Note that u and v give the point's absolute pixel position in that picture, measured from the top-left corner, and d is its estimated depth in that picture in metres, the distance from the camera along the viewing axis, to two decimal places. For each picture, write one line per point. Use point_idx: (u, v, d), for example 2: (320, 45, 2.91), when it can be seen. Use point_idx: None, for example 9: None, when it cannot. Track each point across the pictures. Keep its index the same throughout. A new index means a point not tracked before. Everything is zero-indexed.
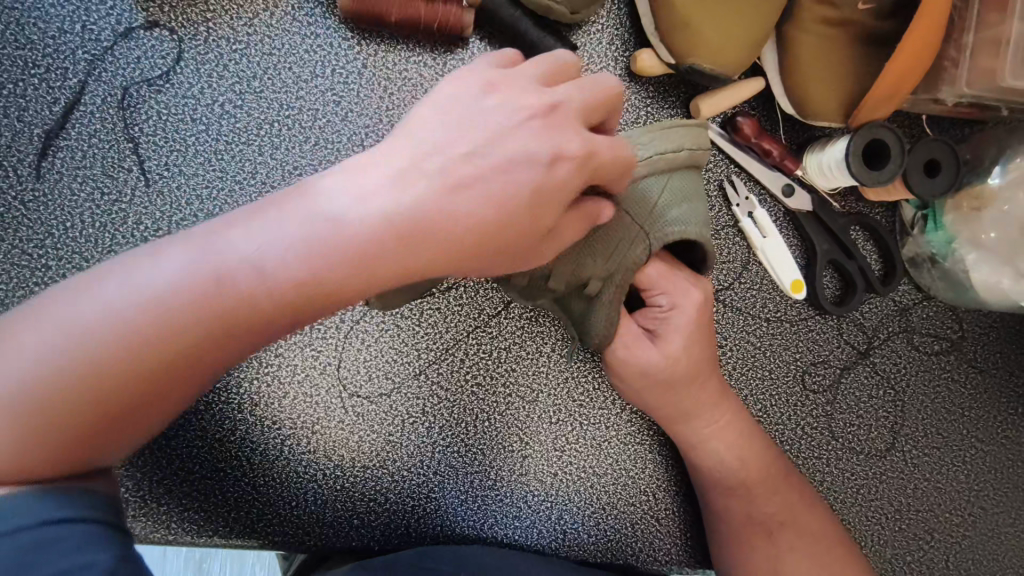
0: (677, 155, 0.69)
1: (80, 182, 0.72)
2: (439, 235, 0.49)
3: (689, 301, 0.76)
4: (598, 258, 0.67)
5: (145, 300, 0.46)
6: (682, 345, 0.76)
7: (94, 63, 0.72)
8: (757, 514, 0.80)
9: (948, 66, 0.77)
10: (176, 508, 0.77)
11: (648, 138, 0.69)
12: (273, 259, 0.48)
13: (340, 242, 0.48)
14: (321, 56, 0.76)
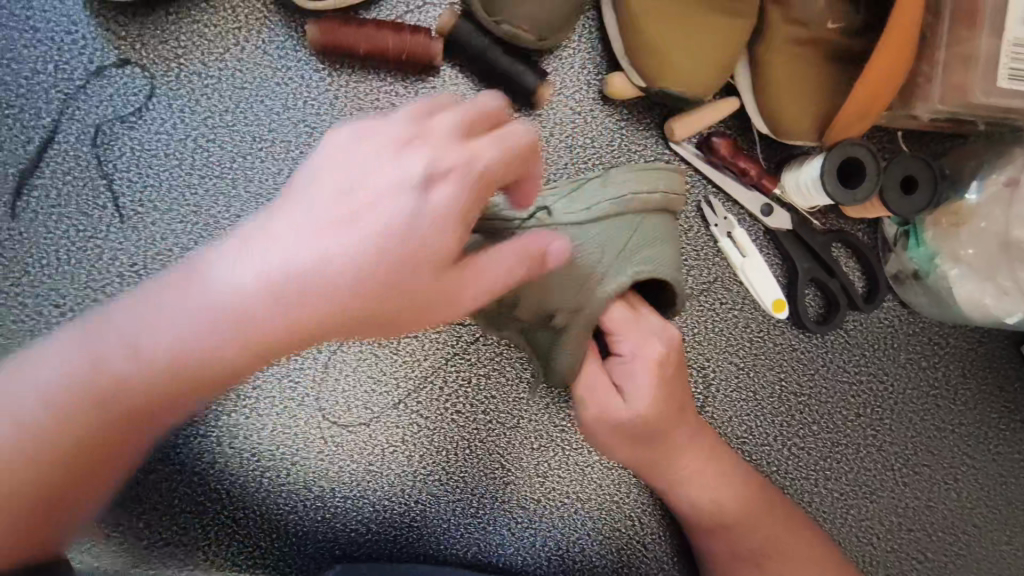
0: (650, 197, 0.71)
1: (56, 220, 0.73)
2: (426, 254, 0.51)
3: (654, 349, 0.74)
4: (565, 296, 0.69)
5: (158, 348, 0.51)
6: (650, 390, 0.74)
7: (68, 102, 0.73)
8: (740, 549, 0.79)
9: (922, 82, 0.77)
10: (156, 542, 0.77)
11: (625, 177, 0.71)
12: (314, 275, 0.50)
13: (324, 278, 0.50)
14: (293, 88, 0.76)
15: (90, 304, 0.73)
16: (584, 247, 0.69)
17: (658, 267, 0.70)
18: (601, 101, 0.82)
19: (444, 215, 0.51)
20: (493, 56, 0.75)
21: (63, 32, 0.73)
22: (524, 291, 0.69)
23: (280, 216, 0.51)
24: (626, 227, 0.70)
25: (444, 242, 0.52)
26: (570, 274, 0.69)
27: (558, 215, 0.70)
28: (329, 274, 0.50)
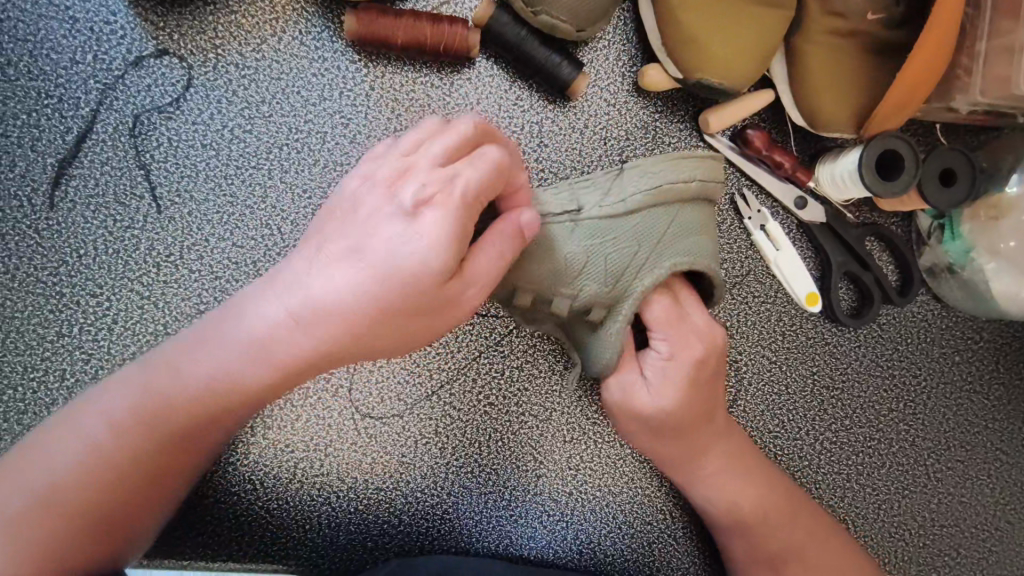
0: (687, 185, 0.70)
1: (93, 210, 0.73)
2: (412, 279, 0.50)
3: (694, 348, 0.74)
4: (602, 288, 0.69)
5: (198, 378, 0.55)
6: (687, 390, 0.74)
7: (106, 92, 0.73)
8: (772, 546, 0.78)
9: (960, 74, 0.76)
10: (189, 533, 0.77)
11: (660, 167, 0.70)
12: (317, 301, 0.51)
13: (332, 311, 0.50)
14: (329, 79, 0.76)
15: (127, 294, 0.74)
16: (620, 241, 0.68)
17: (696, 256, 0.70)
18: (635, 93, 0.82)
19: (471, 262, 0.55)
20: (530, 47, 0.75)
21: (102, 23, 0.73)
22: (563, 284, 0.68)
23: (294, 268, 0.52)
24: (661, 219, 0.69)
25: (409, 265, 0.50)
26: (608, 264, 0.68)
27: (591, 209, 0.69)
28: (328, 312, 0.50)
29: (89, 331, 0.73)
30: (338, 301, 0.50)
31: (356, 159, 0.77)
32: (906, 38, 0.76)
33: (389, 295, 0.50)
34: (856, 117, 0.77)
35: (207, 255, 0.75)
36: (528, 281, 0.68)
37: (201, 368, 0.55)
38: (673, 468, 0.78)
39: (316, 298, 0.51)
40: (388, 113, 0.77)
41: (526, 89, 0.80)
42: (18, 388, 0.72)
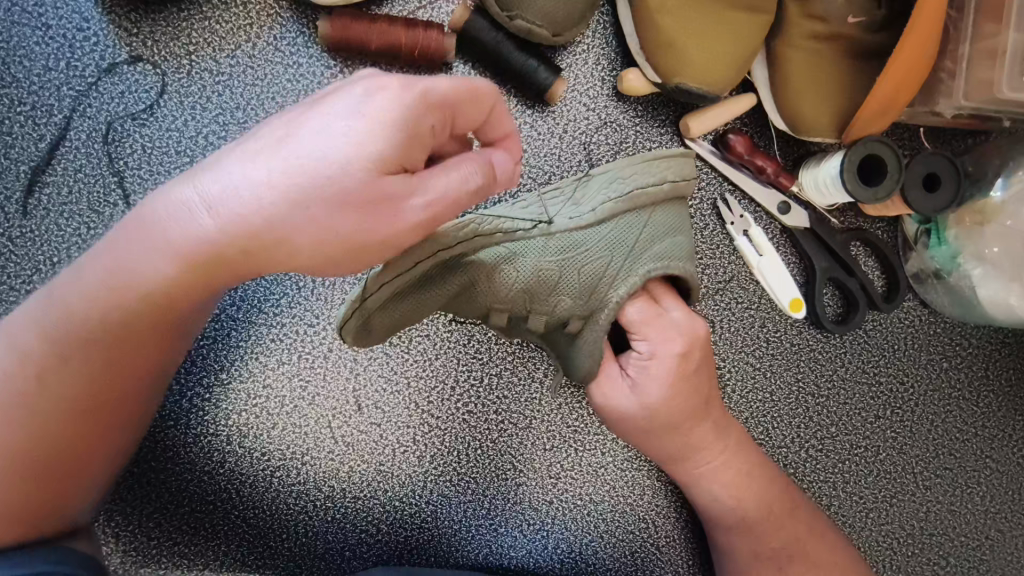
0: (658, 188, 0.69)
1: (66, 218, 0.73)
2: (268, 232, 0.50)
3: (670, 346, 0.72)
4: (578, 297, 0.68)
5: (71, 311, 0.57)
6: (670, 387, 0.72)
7: (80, 99, 0.73)
8: (761, 550, 0.78)
9: (945, 78, 0.75)
10: (165, 542, 0.77)
11: (629, 171, 0.69)
12: (173, 231, 0.53)
13: (184, 241, 0.53)
14: (304, 85, 0.76)
15: None
16: (593, 254, 0.67)
17: (670, 260, 0.69)
18: (615, 97, 0.81)
19: (379, 136, 0.48)
20: (507, 51, 0.74)
21: (74, 29, 0.72)
22: (537, 302, 0.68)
23: (195, 181, 0.53)
24: (634, 226, 0.68)
25: (278, 215, 0.49)
26: (583, 276, 0.67)
27: (562, 222, 0.68)
28: (167, 231, 0.53)
29: None
30: (190, 234, 0.52)
31: None
32: (889, 42, 0.75)
33: (254, 228, 0.50)
34: (838, 121, 0.76)
35: None
36: (498, 301, 0.67)
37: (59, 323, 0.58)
38: (664, 464, 0.77)
39: (184, 224, 0.53)
40: None
41: (504, 94, 0.79)
42: None
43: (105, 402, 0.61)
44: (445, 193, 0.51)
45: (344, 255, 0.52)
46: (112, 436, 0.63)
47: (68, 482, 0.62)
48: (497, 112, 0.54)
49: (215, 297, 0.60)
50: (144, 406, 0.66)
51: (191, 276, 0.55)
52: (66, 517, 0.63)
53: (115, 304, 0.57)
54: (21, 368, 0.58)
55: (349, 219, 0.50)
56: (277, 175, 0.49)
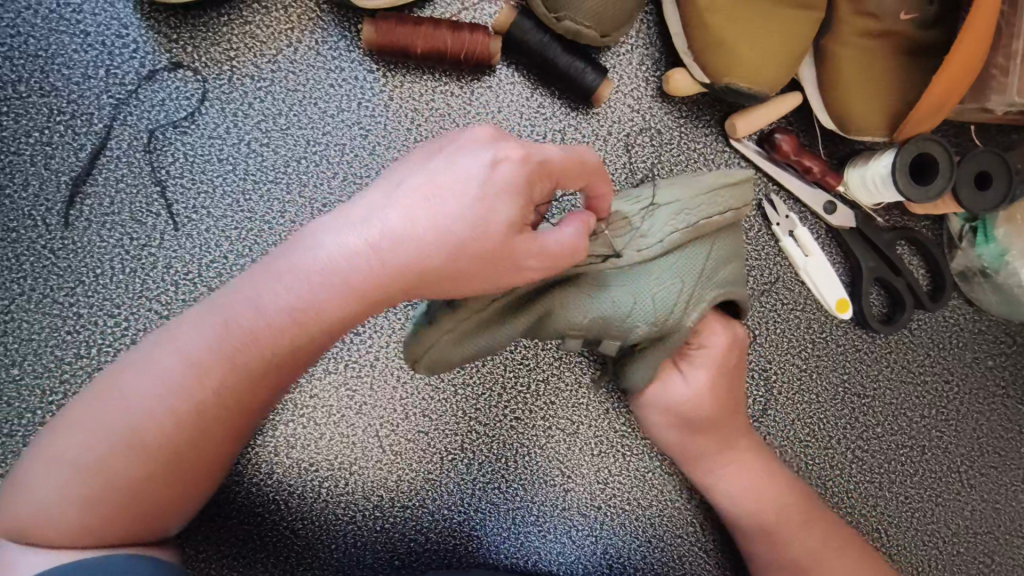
0: (722, 218, 0.68)
1: (109, 229, 0.72)
2: (403, 243, 0.53)
3: (719, 336, 0.73)
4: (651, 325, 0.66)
5: (186, 361, 0.56)
6: (717, 377, 0.73)
7: (120, 107, 0.72)
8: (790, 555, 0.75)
9: (995, 74, 0.74)
10: (214, 555, 0.76)
11: (694, 201, 0.67)
12: (306, 264, 0.55)
13: (320, 268, 0.54)
14: (346, 90, 0.75)
15: (146, 313, 0.72)
16: (658, 271, 0.66)
17: (731, 283, 0.70)
18: (659, 98, 0.80)
19: (504, 192, 0.53)
20: (553, 53, 0.73)
21: (113, 36, 0.71)
22: (611, 330, 0.66)
23: (326, 217, 0.56)
24: (698, 255, 0.67)
25: (415, 227, 0.53)
26: (656, 304, 0.65)
27: (632, 255, 0.64)
28: (301, 262, 0.55)
29: (108, 353, 0.71)
30: (326, 259, 0.54)
31: (376, 171, 0.75)
32: (940, 38, 0.74)
33: (390, 244, 0.53)
34: (890, 118, 0.75)
35: (226, 271, 0.73)
36: (573, 328, 0.65)
37: (173, 367, 0.56)
38: (696, 460, 0.76)
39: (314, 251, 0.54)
40: (408, 123, 0.76)
41: (548, 96, 0.78)
42: (36, 412, 0.70)
43: (202, 448, 0.58)
44: (552, 248, 0.56)
45: (454, 290, 0.56)
46: (209, 471, 0.60)
47: (158, 510, 0.58)
48: (597, 181, 0.60)
49: (327, 343, 0.59)
50: (226, 459, 0.61)
51: (319, 305, 0.55)
52: (144, 536, 0.59)
53: (240, 338, 0.55)
54: (129, 414, 0.55)
55: (474, 229, 0.53)
56: (412, 194, 0.53)
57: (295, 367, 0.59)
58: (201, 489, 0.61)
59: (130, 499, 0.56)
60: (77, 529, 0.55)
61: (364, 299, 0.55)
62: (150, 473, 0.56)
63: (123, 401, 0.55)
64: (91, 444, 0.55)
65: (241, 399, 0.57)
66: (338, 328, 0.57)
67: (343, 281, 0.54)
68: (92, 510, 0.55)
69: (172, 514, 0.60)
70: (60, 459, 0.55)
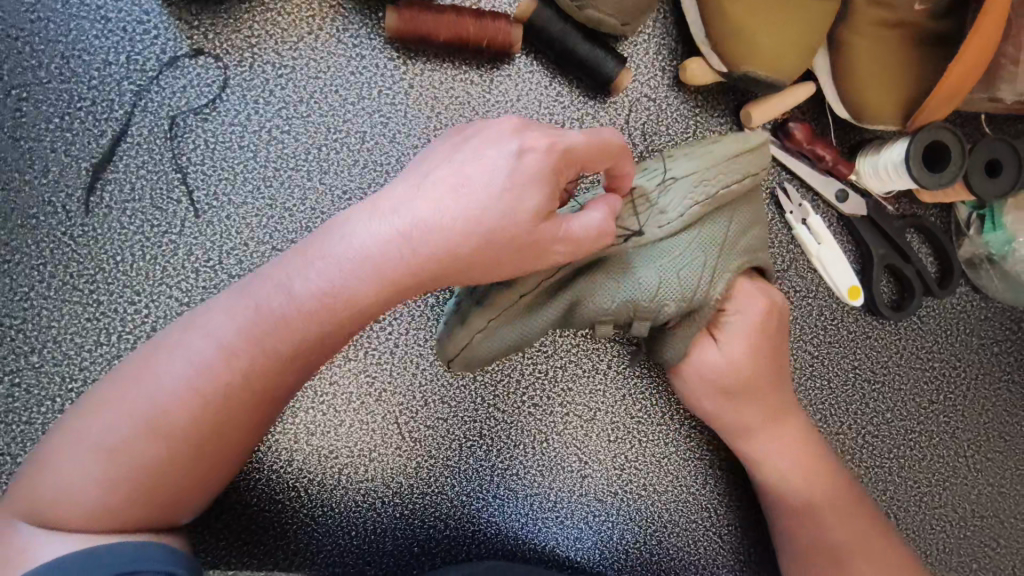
0: (741, 185, 0.70)
1: (130, 215, 0.72)
2: (433, 228, 0.54)
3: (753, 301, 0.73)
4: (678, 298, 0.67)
5: (217, 344, 0.56)
6: (752, 343, 0.73)
7: (141, 93, 0.72)
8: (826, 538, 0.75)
9: (1006, 64, 0.76)
10: (234, 543, 0.76)
11: (712, 170, 0.69)
12: (338, 250, 0.56)
13: (353, 254, 0.56)
14: (367, 77, 0.75)
15: (166, 300, 0.72)
16: (681, 244, 0.68)
17: (752, 251, 0.72)
18: (675, 87, 0.81)
19: (530, 176, 0.54)
20: (573, 41, 0.74)
21: (135, 22, 0.71)
22: (640, 308, 0.67)
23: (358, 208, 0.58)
24: (719, 226, 0.70)
25: (445, 213, 0.54)
26: (682, 276, 0.67)
27: (653, 232, 0.67)
28: (334, 248, 0.56)
29: (128, 340, 0.71)
30: (359, 244, 0.55)
31: (396, 158, 0.76)
32: (953, 29, 0.75)
33: (421, 231, 0.54)
34: (904, 105, 0.76)
35: (247, 258, 0.73)
36: (603, 313, 0.68)
37: (204, 350, 0.55)
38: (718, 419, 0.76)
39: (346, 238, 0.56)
40: (428, 110, 0.76)
41: (566, 85, 0.78)
42: (56, 400, 0.70)
43: (229, 432, 0.57)
44: (577, 234, 0.57)
45: (481, 275, 0.57)
46: (231, 458, 0.59)
47: (181, 496, 0.57)
48: (623, 165, 0.60)
49: (355, 329, 0.59)
50: (249, 447, 0.60)
51: (350, 288, 0.56)
52: (165, 523, 0.57)
53: (272, 320, 0.56)
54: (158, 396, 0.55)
55: (502, 213, 0.54)
56: (442, 182, 0.54)
57: (322, 353, 0.59)
58: (224, 477, 0.60)
59: (153, 483, 0.55)
60: (99, 513, 0.53)
61: (393, 284, 0.56)
62: (174, 456, 0.55)
63: (150, 382, 0.55)
64: (114, 425, 0.54)
65: (268, 383, 0.57)
66: (367, 313, 0.57)
67: (374, 265, 0.55)
68: (111, 494, 0.53)
69: (194, 501, 0.58)
70: (82, 441, 0.54)
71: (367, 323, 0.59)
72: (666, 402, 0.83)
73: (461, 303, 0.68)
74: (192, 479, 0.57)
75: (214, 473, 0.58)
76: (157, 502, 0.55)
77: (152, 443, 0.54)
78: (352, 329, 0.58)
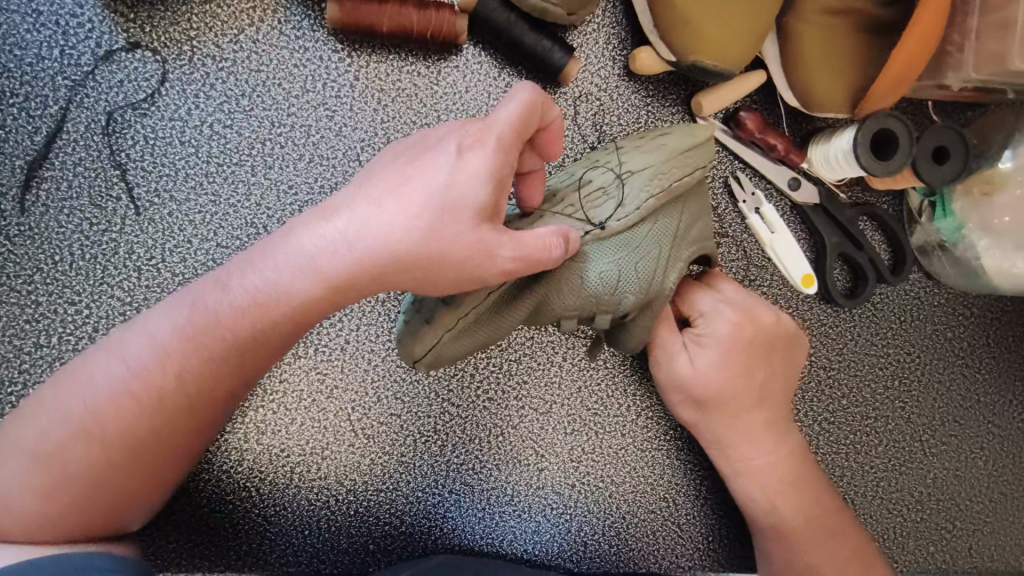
0: (693, 177, 0.69)
1: (68, 214, 0.70)
2: (372, 233, 0.54)
3: (723, 321, 0.75)
4: (636, 291, 0.67)
5: (154, 350, 0.57)
6: (732, 360, 0.74)
7: (76, 88, 0.70)
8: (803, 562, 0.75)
9: (953, 51, 0.76)
10: (184, 544, 0.75)
11: (665, 161, 0.68)
12: (278, 255, 0.56)
13: (291, 258, 0.56)
14: (311, 70, 0.74)
15: (107, 301, 0.70)
16: (636, 240, 0.67)
17: (702, 241, 0.72)
18: (626, 77, 0.80)
19: (477, 175, 0.54)
20: (519, 31, 0.73)
21: (68, 15, 0.69)
22: (602, 302, 0.67)
23: (303, 214, 0.58)
24: (671, 218, 0.69)
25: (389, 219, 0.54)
26: (640, 271, 0.67)
27: (612, 225, 0.66)
28: (277, 256, 0.56)
29: (70, 341, 0.70)
30: (299, 250, 0.56)
31: (342, 152, 0.74)
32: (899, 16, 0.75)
33: (362, 235, 0.55)
34: (850, 98, 0.76)
35: (190, 257, 0.72)
36: (568, 310, 0.67)
37: (140, 356, 0.57)
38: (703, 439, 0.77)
39: (288, 245, 0.56)
40: (374, 103, 0.75)
41: (516, 76, 0.77)
42: None
43: (167, 433, 0.58)
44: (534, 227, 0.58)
45: (432, 281, 0.56)
46: (171, 460, 0.60)
47: (122, 501, 0.59)
48: (554, 129, 0.62)
49: (296, 332, 0.60)
50: (194, 445, 0.62)
51: (288, 291, 0.56)
52: (108, 527, 0.59)
53: (206, 325, 0.57)
54: (93, 401, 0.56)
55: (444, 212, 0.54)
56: (381, 188, 0.55)
57: (265, 356, 0.60)
58: (168, 478, 0.62)
59: (90, 488, 0.57)
60: (41, 519, 0.55)
61: (333, 288, 0.56)
62: (110, 462, 0.57)
63: (86, 386, 0.57)
64: (49, 431, 0.56)
65: (207, 386, 0.58)
66: (308, 316, 0.58)
67: (310, 267, 0.55)
68: (48, 499, 0.56)
69: (139, 503, 0.61)
70: (21, 446, 0.56)
71: (307, 324, 0.59)
72: (622, 394, 0.83)
73: (423, 306, 0.65)
74: (132, 481, 0.58)
75: (155, 476, 0.60)
76: (94, 507, 0.57)
77: (85, 448, 0.56)
78: (294, 331, 0.59)
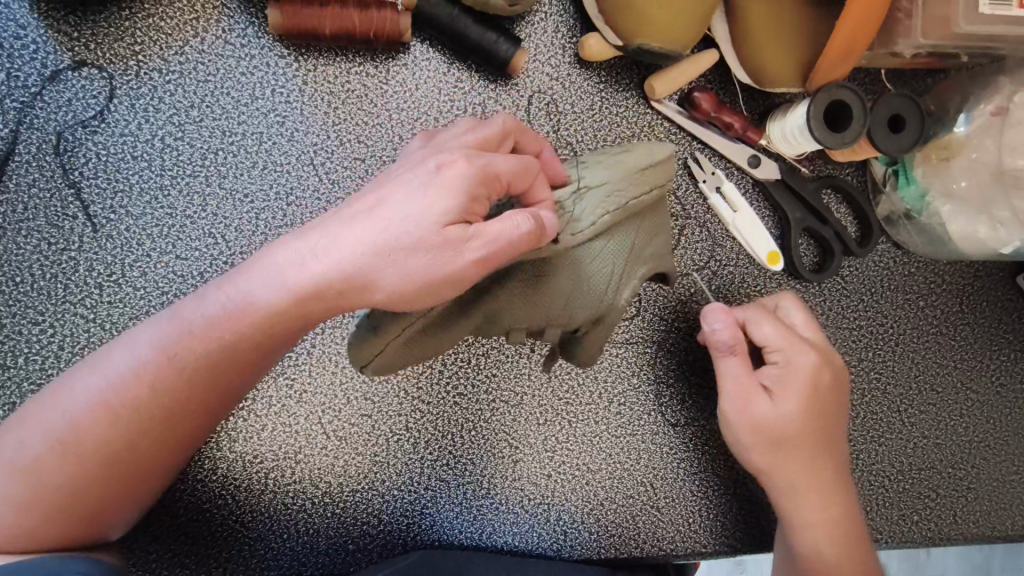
0: (649, 196, 0.68)
1: (25, 235, 0.71)
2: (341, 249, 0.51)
3: (805, 354, 0.75)
4: (589, 305, 0.69)
5: (132, 368, 0.56)
6: (803, 399, 0.74)
7: (25, 110, 0.70)
8: None
9: (901, 18, 0.76)
10: (164, 555, 0.75)
11: (624, 179, 0.66)
12: (256, 269, 0.55)
13: (264, 272, 0.54)
14: (258, 77, 0.74)
15: (71, 319, 0.71)
16: (586, 258, 0.67)
17: (654, 259, 0.73)
18: (577, 64, 0.80)
19: (449, 196, 0.50)
20: (463, 25, 0.73)
21: (11, 37, 0.70)
22: (553, 318, 0.68)
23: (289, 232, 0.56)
24: (625, 235, 0.68)
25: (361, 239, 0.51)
26: (590, 288, 0.68)
27: (565, 239, 0.63)
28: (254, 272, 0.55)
29: (36, 361, 0.70)
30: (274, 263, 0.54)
31: (295, 157, 0.75)
32: None
33: (330, 253, 0.51)
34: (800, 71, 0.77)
35: (150, 271, 0.72)
36: (517, 323, 0.68)
37: (119, 372, 0.56)
38: (763, 470, 0.75)
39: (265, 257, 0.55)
40: (325, 106, 0.75)
41: (465, 70, 0.77)
42: None
43: (143, 450, 0.58)
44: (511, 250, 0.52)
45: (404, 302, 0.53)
46: (147, 477, 0.60)
47: (99, 514, 0.59)
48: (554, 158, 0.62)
49: (274, 350, 0.58)
50: (171, 464, 0.61)
51: (259, 306, 0.54)
52: (83, 537, 0.59)
53: (182, 341, 0.55)
54: (71, 415, 0.56)
55: (414, 234, 0.50)
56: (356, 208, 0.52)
57: (243, 374, 0.59)
58: (145, 493, 0.62)
59: (63, 503, 0.56)
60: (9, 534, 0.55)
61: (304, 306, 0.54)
62: (87, 475, 0.56)
63: (69, 399, 0.56)
64: (28, 442, 0.55)
65: (182, 405, 0.57)
66: (282, 334, 0.56)
67: (281, 281, 0.53)
68: (24, 512, 0.55)
69: (115, 515, 0.61)
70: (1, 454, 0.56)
71: (284, 341, 0.57)
72: (592, 382, 0.83)
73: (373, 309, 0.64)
74: (107, 496, 0.58)
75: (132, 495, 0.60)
76: (68, 520, 0.57)
77: (63, 461, 0.55)
78: (273, 349, 0.58)
